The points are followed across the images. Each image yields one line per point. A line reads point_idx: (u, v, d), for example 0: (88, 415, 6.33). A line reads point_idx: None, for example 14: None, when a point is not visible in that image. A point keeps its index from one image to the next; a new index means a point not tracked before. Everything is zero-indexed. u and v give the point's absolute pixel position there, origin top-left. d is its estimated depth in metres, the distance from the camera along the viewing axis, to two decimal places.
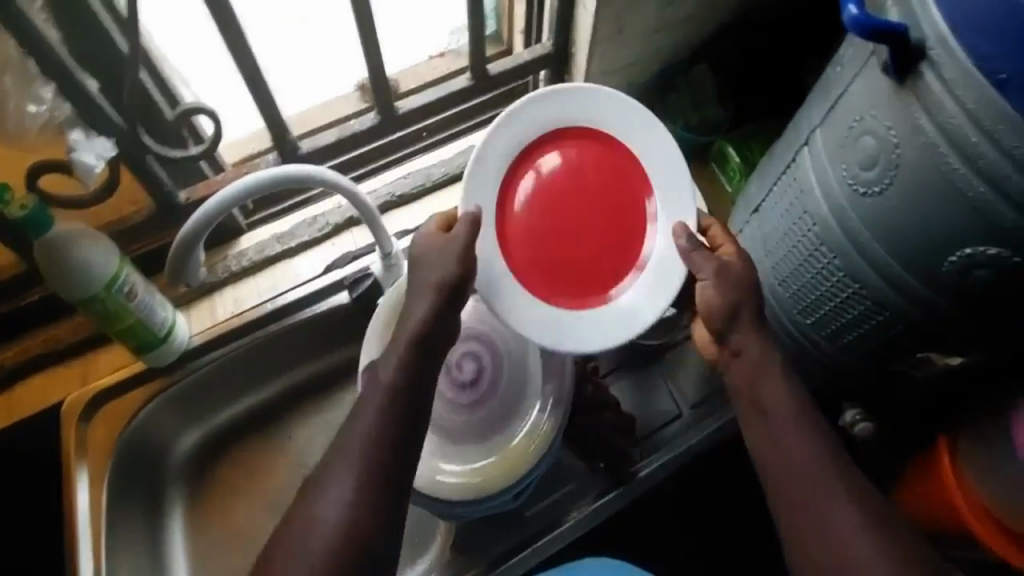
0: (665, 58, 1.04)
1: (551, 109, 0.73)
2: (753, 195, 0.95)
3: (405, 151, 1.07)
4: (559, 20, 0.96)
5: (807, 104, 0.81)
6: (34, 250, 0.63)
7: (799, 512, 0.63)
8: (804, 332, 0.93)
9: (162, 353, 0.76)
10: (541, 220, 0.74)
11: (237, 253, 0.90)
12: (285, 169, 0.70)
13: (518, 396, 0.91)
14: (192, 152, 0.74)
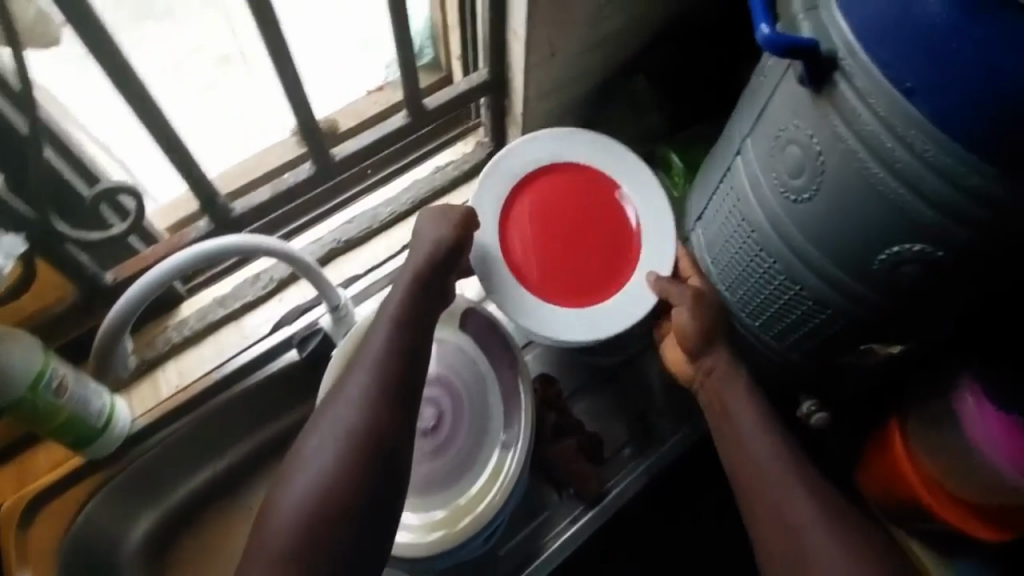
0: (599, 70, 1.00)
1: (548, 137, 0.86)
2: (694, 204, 0.90)
3: (342, 197, 1.00)
4: (492, 43, 0.88)
5: (738, 114, 0.77)
6: None
7: (765, 503, 0.67)
8: (757, 336, 0.87)
9: (104, 442, 0.77)
10: (536, 240, 0.85)
11: (178, 322, 0.88)
12: (224, 240, 0.65)
13: (480, 435, 0.84)
14: (115, 232, 0.70)
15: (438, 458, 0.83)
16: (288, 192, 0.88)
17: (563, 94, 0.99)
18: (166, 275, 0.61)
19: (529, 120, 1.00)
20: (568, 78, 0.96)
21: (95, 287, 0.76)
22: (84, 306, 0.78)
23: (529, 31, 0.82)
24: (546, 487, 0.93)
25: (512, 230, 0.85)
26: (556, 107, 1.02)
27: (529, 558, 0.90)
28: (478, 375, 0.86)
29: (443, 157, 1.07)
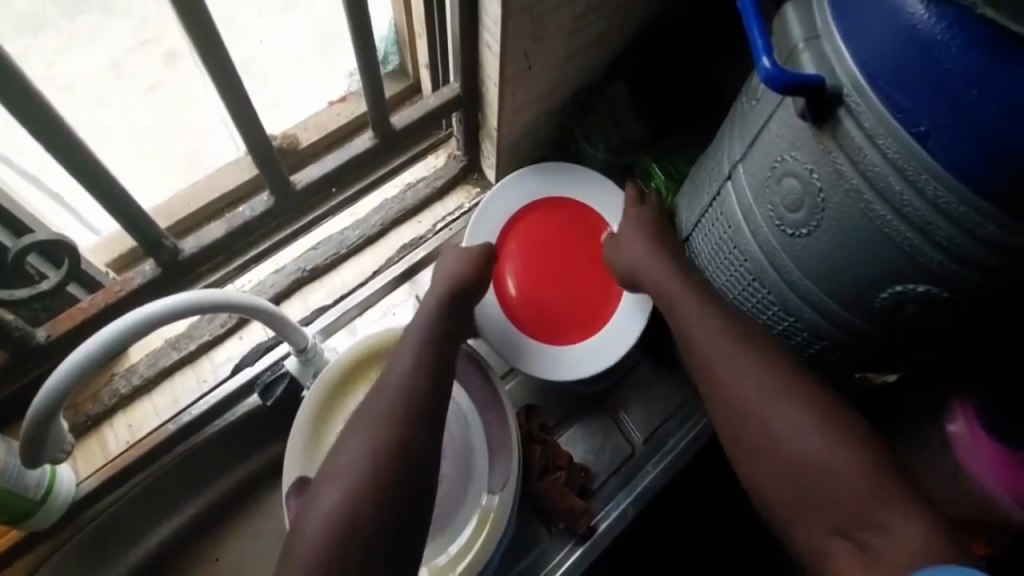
0: (581, 78, 0.92)
1: (542, 180, 0.93)
2: (679, 224, 0.83)
3: (308, 220, 0.91)
4: (464, 58, 0.80)
5: (726, 132, 0.70)
6: None
7: (742, 407, 0.59)
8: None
9: (44, 514, 0.69)
10: (528, 281, 0.91)
11: (127, 369, 0.80)
12: (173, 299, 0.59)
13: (464, 480, 0.79)
14: (44, 288, 0.63)
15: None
16: (245, 226, 0.80)
17: (541, 106, 0.92)
18: (105, 345, 0.55)
19: (506, 135, 0.92)
20: (546, 90, 0.89)
21: (24, 347, 0.68)
22: (14, 366, 0.69)
23: (505, 47, 0.74)
24: (534, 526, 0.90)
25: (503, 285, 0.91)
26: (535, 119, 0.95)
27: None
28: (461, 417, 0.81)
29: (415, 172, 1.00)
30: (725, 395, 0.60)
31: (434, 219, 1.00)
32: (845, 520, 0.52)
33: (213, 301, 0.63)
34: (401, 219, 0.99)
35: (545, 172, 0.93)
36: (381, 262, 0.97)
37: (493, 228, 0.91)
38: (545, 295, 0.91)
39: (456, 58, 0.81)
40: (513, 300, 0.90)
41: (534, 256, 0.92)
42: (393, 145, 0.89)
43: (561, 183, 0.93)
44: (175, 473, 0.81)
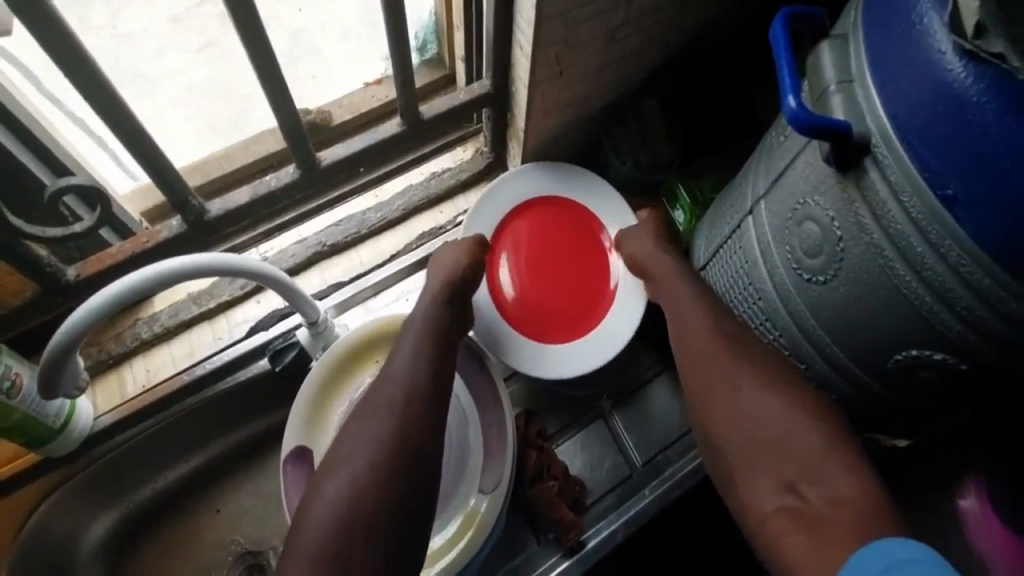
0: (615, 89, 0.92)
1: (549, 180, 0.95)
2: (699, 250, 0.81)
3: (337, 195, 0.95)
4: (497, 55, 0.81)
5: (752, 165, 0.68)
6: None
7: (710, 377, 0.64)
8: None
9: (59, 443, 0.71)
10: (518, 274, 0.93)
11: (149, 316, 0.84)
12: (190, 259, 0.62)
13: (456, 475, 0.80)
14: (76, 229, 0.68)
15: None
16: (268, 195, 0.83)
17: (572, 111, 0.92)
18: (121, 296, 0.57)
19: (533, 136, 0.93)
20: (579, 95, 0.89)
21: (57, 283, 0.72)
22: (44, 299, 0.74)
23: (536, 50, 0.75)
24: (523, 532, 0.90)
25: (495, 273, 0.93)
26: (566, 124, 0.95)
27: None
28: (461, 410, 0.82)
29: (442, 161, 1.03)
30: (697, 364, 0.66)
31: (455, 211, 1.02)
32: (791, 480, 0.57)
33: (220, 266, 0.64)
34: (422, 207, 1.01)
35: (548, 168, 0.95)
36: (400, 246, 0.99)
37: (488, 223, 0.93)
38: (536, 285, 0.92)
39: (490, 55, 0.82)
40: (502, 286, 0.92)
41: (529, 247, 0.94)
42: (420, 134, 0.91)
43: (571, 187, 0.95)
44: (183, 423, 0.84)
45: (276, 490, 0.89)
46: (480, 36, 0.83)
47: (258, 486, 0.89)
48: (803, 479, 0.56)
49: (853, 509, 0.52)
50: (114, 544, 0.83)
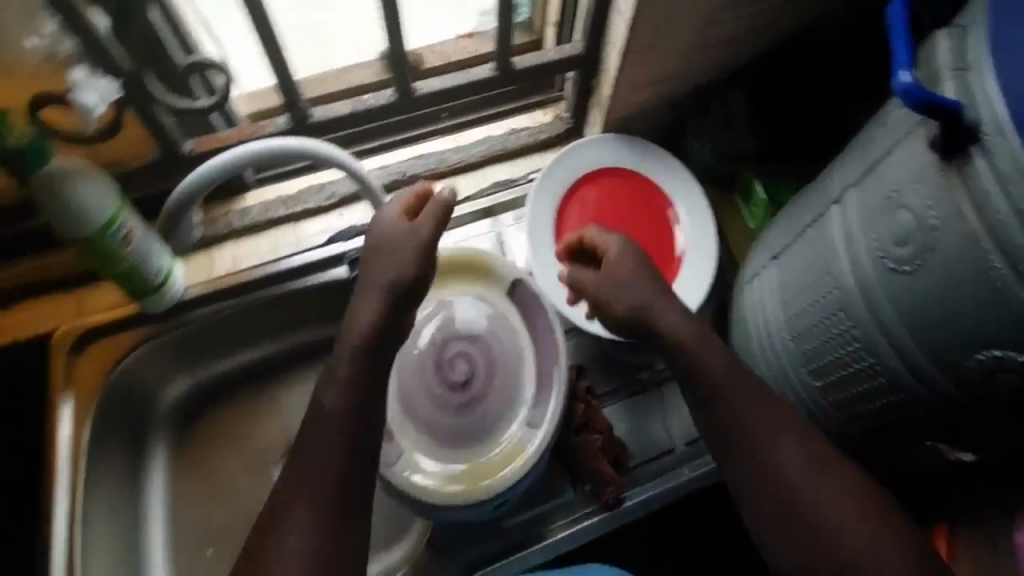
0: (689, 71, 1.04)
1: (623, 154, 1.09)
2: (773, 241, 0.87)
3: (427, 130, 1.12)
4: (597, 11, 0.93)
5: (843, 160, 0.74)
6: (30, 185, 0.61)
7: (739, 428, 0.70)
8: (817, 400, 0.84)
9: (156, 298, 0.77)
10: (589, 235, 1.07)
11: (241, 209, 0.90)
12: (289, 140, 0.68)
13: (511, 398, 0.80)
14: (200, 105, 0.73)
15: (456, 412, 0.80)
16: (364, 112, 0.92)
17: (650, 88, 1.05)
18: (240, 160, 0.65)
19: (614, 106, 1.07)
20: (664, 66, 1.00)
21: (174, 151, 0.77)
22: (164, 167, 0.78)
23: (637, 15, 0.86)
24: (561, 480, 0.89)
25: (566, 231, 1.06)
26: (643, 99, 1.08)
27: (523, 542, 0.86)
28: (514, 342, 0.82)
29: (519, 120, 1.17)
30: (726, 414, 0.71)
31: (528, 167, 1.16)
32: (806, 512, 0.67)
33: (316, 153, 0.70)
34: (501, 158, 1.15)
35: (624, 140, 1.09)
36: (473, 185, 1.13)
37: (563, 180, 1.08)
38: (602, 247, 1.06)
39: (586, 19, 0.96)
40: (572, 242, 1.06)
41: (597, 210, 1.09)
42: (508, 80, 1.03)
43: (643, 162, 1.09)
44: (254, 313, 0.87)
45: None
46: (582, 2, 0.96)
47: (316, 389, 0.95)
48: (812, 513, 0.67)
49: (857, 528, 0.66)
50: (188, 409, 0.91)
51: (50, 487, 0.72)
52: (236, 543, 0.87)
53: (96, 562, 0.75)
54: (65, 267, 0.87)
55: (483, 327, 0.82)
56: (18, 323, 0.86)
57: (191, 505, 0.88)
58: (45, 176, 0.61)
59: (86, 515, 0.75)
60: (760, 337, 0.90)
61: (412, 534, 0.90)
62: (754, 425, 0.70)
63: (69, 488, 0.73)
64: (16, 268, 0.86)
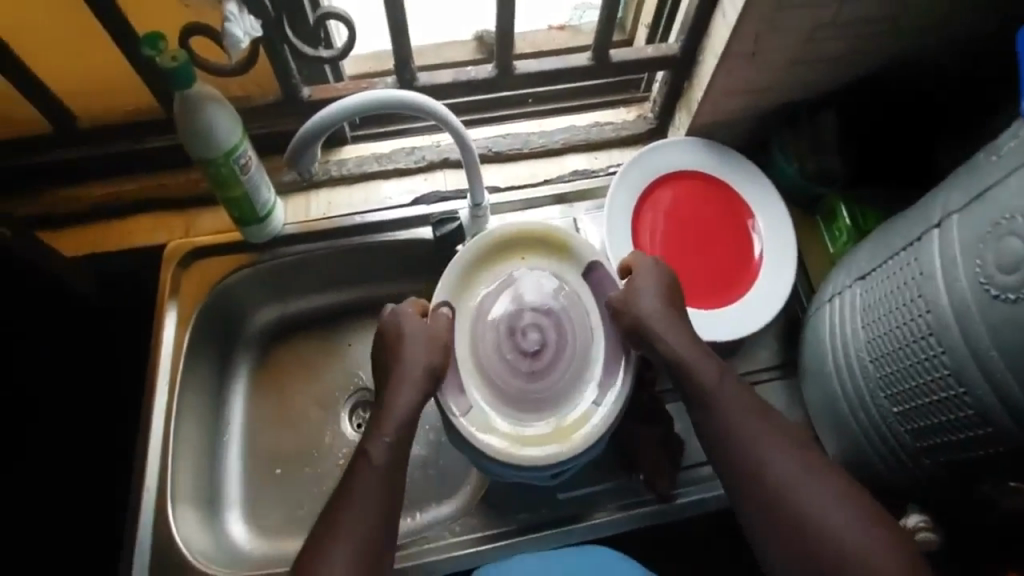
0: (783, 88, 1.05)
1: (704, 158, 1.10)
2: (860, 262, 0.88)
3: (512, 112, 1.15)
4: (700, 16, 0.95)
5: (944, 187, 0.75)
6: (175, 103, 0.69)
7: (746, 444, 0.71)
8: (891, 427, 0.84)
9: (259, 228, 0.84)
10: (666, 235, 1.07)
11: (338, 160, 0.96)
12: (396, 96, 0.72)
13: (579, 374, 0.81)
14: (323, 54, 0.78)
15: (529, 380, 0.82)
16: (466, 83, 1.00)
17: (743, 98, 1.06)
18: (346, 109, 0.69)
19: (704, 111, 1.07)
20: (759, 78, 1.01)
21: (295, 96, 0.83)
22: (284, 106, 0.84)
23: (740, 22, 0.88)
24: (615, 464, 0.87)
25: (642, 227, 1.07)
26: (734, 109, 1.09)
27: (574, 518, 0.83)
28: (585, 318, 0.83)
29: (603, 115, 1.19)
30: (733, 426, 0.72)
31: (609, 160, 1.17)
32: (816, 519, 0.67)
33: (422, 108, 0.74)
34: (581, 148, 1.17)
35: (707, 145, 1.10)
36: (553, 173, 1.15)
37: (644, 177, 1.08)
38: (677, 247, 1.07)
39: (688, 22, 0.98)
40: (646, 237, 1.07)
41: (674, 211, 1.09)
42: (602, 73, 1.06)
43: (724, 167, 1.10)
44: (343, 258, 0.92)
45: None
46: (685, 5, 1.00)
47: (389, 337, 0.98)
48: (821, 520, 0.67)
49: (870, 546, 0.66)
50: (269, 338, 0.96)
51: (153, 377, 0.83)
52: (308, 467, 0.91)
53: (183, 465, 0.84)
54: (182, 189, 0.94)
55: (555, 302, 0.83)
56: (132, 236, 0.95)
57: (261, 430, 0.93)
58: (190, 97, 0.69)
59: (179, 411, 0.84)
60: (836, 359, 0.90)
61: (468, 487, 0.91)
62: (750, 439, 0.71)
63: (169, 383, 0.83)
64: (142, 180, 0.93)
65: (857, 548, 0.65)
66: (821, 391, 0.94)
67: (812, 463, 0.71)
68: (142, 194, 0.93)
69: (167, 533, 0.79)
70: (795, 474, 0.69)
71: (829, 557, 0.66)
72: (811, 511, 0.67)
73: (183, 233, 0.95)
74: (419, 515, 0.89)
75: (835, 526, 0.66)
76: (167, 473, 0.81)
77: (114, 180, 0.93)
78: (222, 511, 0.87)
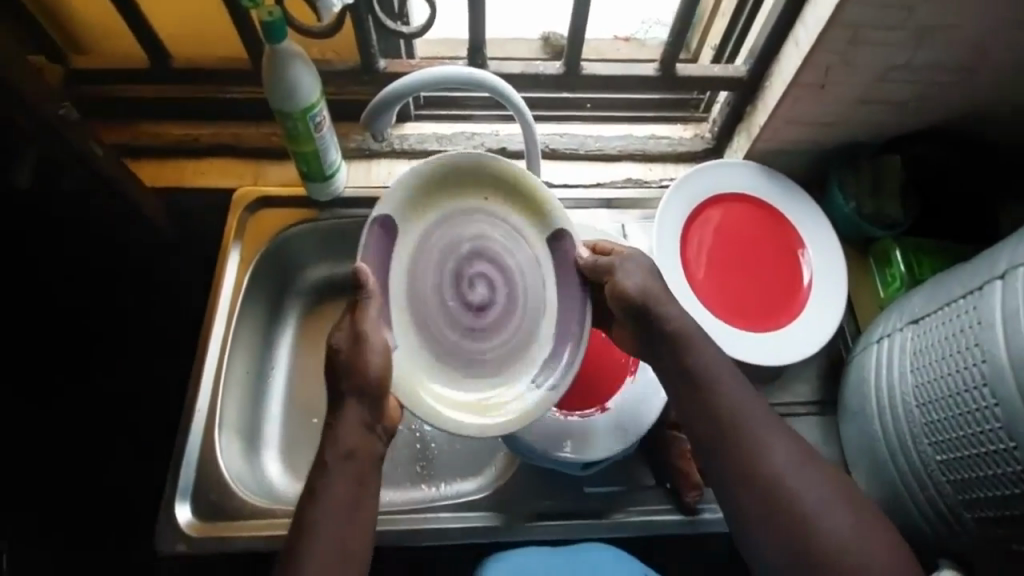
0: (847, 125, 1.04)
1: (764, 181, 1.10)
2: (915, 305, 0.87)
3: (570, 114, 1.16)
4: (772, 40, 0.95)
5: (1010, 239, 0.75)
6: (264, 56, 0.72)
7: (738, 435, 0.68)
8: (933, 476, 0.82)
9: (320, 185, 0.87)
10: (714, 249, 1.07)
11: (401, 135, 0.98)
12: (469, 75, 0.74)
13: (522, 345, 0.77)
14: (403, 29, 0.79)
15: (467, 337, 0.78)
16: (534, 77, 1.01)
17: (806, 131, 1.05)
18: (424, 85, 0.72)
19: (764, 138, 1.06)
20: (824, 112, 1.00)
21: (371, 66, 0.85)
22: (356, 76, 0.86)
23: (813, 51, 0.89)
24: (641, 468, 0.87)
25: (693, 239, 1.07)
26: (795, 141, 1.07)
27: (596, 514, 0.83)
28: (538, 276, 0.78)
29: (660, 129, 1.18)
30: (728, 416, 0.69)
31: (662, 173, 1.17)
32: (812, 516, 0.66)
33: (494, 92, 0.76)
34: (636, 157, 1.17)
35: (768, 171, 1.10)
36: (603, 178, 1.15)
37: (703, 191, 1.08)
38: (724, 264, 1.07)
39: (758, 46, 0.98)
40: (694, 249, 1.07)
41: (726, 228, 1.08)
42: (667, 86, 1.06)
43: (782, 193, 1.10)
44: None
45: None
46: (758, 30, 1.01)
47: None
48: (818, 518, 0.66)
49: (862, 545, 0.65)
50: (315, 298, 0.98)
51: (213, 311, 0.87)
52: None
53: (229, 402, 0.86)
54: (255, 139, 0.95)
55: (509, 258, 0.78)
56: (200, 174, 0.96)
57: (297, 385, 0.94)
58: (281, 52, 0.71)
59: (233, 352, 0.88)
60: (883, 401, 0.89)
61: (493, 467, 0.89)
62: (745, 428, 0.69)
63: (227, 322, 0.87)
64: (217, 126, 0.95)
65: (844, 541, 0.65)
66: (862, 431, 0.93)
67: (798, 454, 0.69)
68: (214, 138, 0.95)
69: (211, 466, 0.82)
70: (783, 461, 0.68)
71: (823, 550, 0.65)
72: (807, 506, 0.66)
73: (252, 181, 0.96)
74: (442, 487, 0.90)
75: (823, 518, 0.66)
76: (216, 409, 0.84)
77: (190, 122, 0.95)
78: (261, 442, 0.89)
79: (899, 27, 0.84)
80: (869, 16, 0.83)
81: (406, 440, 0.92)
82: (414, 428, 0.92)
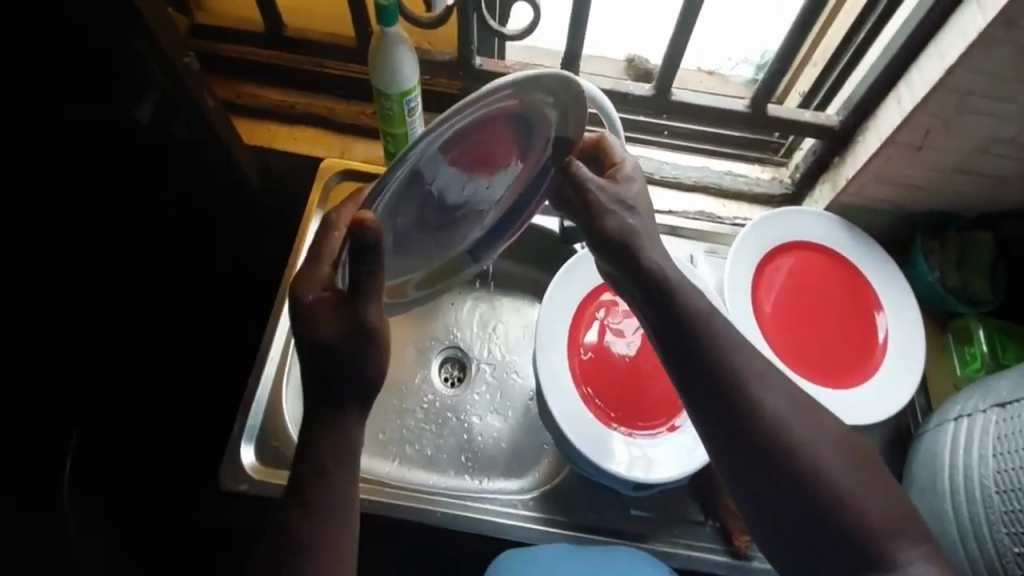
0: (942, 190, 0.99)
1: (846, 236, 1.04)
2: (1004, 387, 0.79)
3: (648, 141, 1.15)
4: (871, 92, 0.92)
5: None
6: (373, 39, 0.74)
7: (754, 401, 0.60)
8: (1007, 568, 0.74)
9: None
10: (788, 295, 1.02)
11: None
12: None
13: (480, 225, 0.75)
14: (505, 31, 0.81)
15: (438, 231, 0.70)
16: (622, 96, 1.02)
17: (895, 191, 1.00)
18: None
19: (849, 192, 1.01)
20: (919, 174, 0.95)
21: (468, 63, 0.88)
22: (453, 68, 0.89)
23: (915, 110, 0.85)
24: (691, 503, 0.85)
25: (767, 280, 1.03)
26: (883, 199, 1.02)
27: (638, 539, 0.83)
28: (528, 161, 0.68)
29: (738, 167, 1.15)
30: (734, 375, 0.61)
31: (737, 212, 1.13)
32: (847, 497, 0.56)
33: None
34: (710, 192, 1.14)
35: (853, 231, 1.04)
36: (674, 205, 1.13)
37: (784, 233, 1.03)
38: (794, 311, 1.02)
39: (856, 98, 0.95)
40: (767, 292, 1.02)
41: (801, 276, 1.03)
42: (754, 124, 1.04)
43: (865, 253, 1.04)
44: None
45: (516, 325, 1.01)
46: (857, 80, 0.96)
47: (500, 317, 1.01)
48: (853, 500, 0.56)
49: (904, 528, 0.56)
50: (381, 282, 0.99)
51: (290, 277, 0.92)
52: (394, 400, 0.95)
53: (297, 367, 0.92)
54: (346, 116, 0.99)
55: (500, 161, 0.66)
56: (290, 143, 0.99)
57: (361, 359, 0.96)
58: (389, 35, 0.73)
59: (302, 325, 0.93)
60: (955, 481, 0.81)
61: (536, 472, 0.91)
62: (760, 396, 0.60)
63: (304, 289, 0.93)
64: (313, 99, 1.00)
65: (879, 520, 0.55)
66: (927, 511, 0.84)
67: (828, 427, 0.60)
68: (308, 109, 0.99)
69: (279, 415, 0.88)
70: (809, 434, 0.59)
71: (863, 546, 0.55)
72: (843, 488, 0.56)
73: (338, 155, 0.99)
74: (485, 481, 0.91)
75: (852, 490, 0.56)
76: (286, 363, 0.90)
77: (289, 91, 1.00)
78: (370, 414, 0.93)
79: (1011, 98, 0.81)
80: (980, 81, 0.79)
81: (454, 429, 0.93)
82: (463, 419, 0.94)
